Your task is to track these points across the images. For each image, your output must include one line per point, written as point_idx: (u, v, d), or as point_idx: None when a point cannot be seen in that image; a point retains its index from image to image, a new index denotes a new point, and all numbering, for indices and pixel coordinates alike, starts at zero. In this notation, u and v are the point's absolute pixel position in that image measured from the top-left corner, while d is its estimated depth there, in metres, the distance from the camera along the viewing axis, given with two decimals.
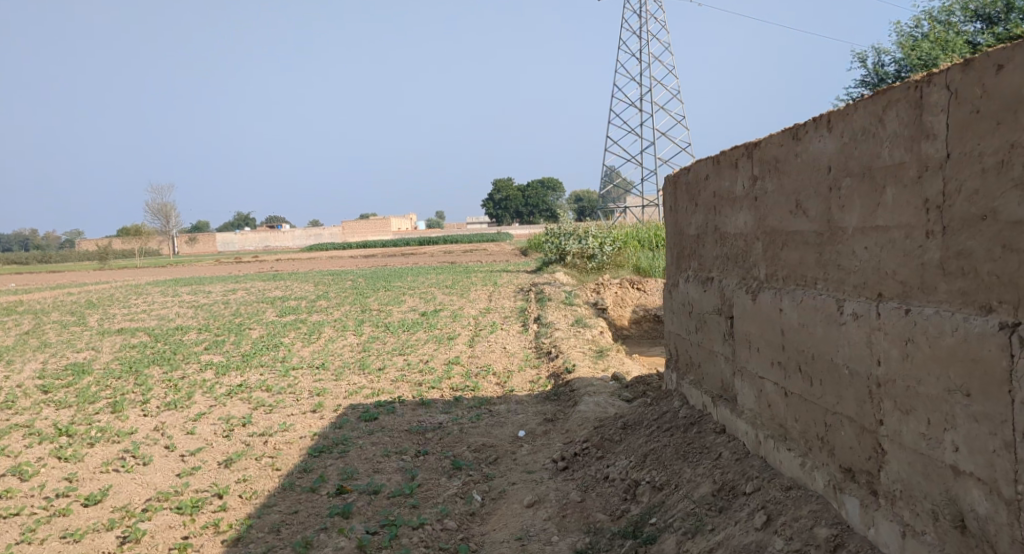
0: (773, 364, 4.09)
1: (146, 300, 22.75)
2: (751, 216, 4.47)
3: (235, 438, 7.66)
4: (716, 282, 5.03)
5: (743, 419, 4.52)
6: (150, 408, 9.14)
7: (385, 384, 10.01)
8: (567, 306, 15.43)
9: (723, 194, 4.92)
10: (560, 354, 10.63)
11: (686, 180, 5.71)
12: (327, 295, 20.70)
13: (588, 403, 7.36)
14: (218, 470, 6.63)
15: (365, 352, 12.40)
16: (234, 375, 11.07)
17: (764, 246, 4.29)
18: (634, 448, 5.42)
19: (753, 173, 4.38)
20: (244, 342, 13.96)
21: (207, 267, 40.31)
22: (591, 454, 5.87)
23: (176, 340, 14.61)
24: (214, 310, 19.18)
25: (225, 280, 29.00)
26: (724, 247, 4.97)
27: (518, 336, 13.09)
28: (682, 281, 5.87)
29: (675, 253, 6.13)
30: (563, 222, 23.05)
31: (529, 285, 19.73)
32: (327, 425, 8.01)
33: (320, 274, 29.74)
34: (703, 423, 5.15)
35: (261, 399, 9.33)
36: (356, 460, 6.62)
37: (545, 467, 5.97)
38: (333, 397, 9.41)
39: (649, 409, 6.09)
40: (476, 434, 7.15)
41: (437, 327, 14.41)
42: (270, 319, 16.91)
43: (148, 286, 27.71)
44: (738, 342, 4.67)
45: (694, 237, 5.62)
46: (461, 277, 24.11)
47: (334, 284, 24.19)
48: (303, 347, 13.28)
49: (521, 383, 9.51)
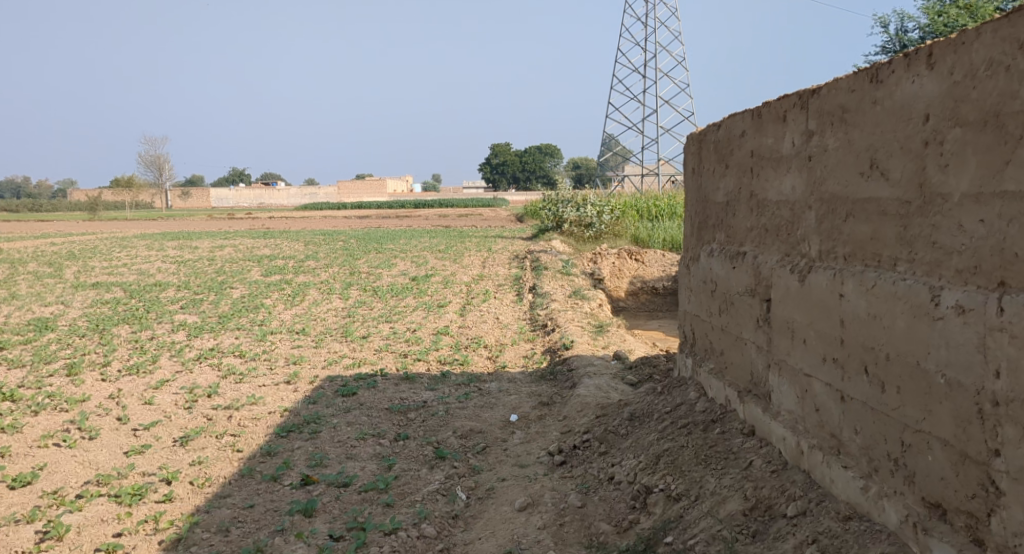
0: (825, 361, 3.33)
1: (129, 253, 21.90)
2: (803, 180, 3.69)
3: (197, 411, 6.91)
4: (751, 258, 4.28)
5: (779, 422, 3.79)
6: (110, 373, 8.38)
7: (367, 355, 9.25)
8: (564, 275, 14.66)
9: (764, 154, 4.14)
10: (556, 328, 9.90)
11: (715, 138, 4.94)
12: (316, 256, 19.89)
13: (588, 386, 6.62)
14: (172, 449, 5.88)
15: (350, 318, 11.63)
16: (206, 338, 10.30)
17: (819, 216, 3.52)
18: (644, 445, 4.71)
19: (809, 128, 3.60)
20: (223, 302, 13.16)
21: (197, 222, 39.31)
22: (594, 448, 5.16)
23: (151, 297, 13.81)
24: (197, 266, 18.36)
25: (213, 236, 28.12)
26: (762, 218, 4.21)
27: (512, 306, 12.35)
28: (704, 254, 5.13)
29: (696, 222, 5.38)
30: (562, 188, 22.22)
31: (524, 252, 18.95)
32: (300, 399, 7.27)
33: (310, 233, 28.91)
34: (726, 421, 4.44)
35: (232, 367, 8.58)
36: (327, 443, 5.90)
37: (539, 461, 5.27)
38: (310, 367, 8.66)
39: (660, 400, 5.38)
40: (463, 417, 6.42)
41: (427, 294, 13.63)
42: (253, 278, 16.09)
43: (133, 239, 26.80)
44: (776, 330, 3.94)
45: (723, 205, 4.85)
46: (454, 241, 23.31)
47: (324, 244, 23.38)
48: (285, 309, 12.52)
49: (515, 359, 8.78)
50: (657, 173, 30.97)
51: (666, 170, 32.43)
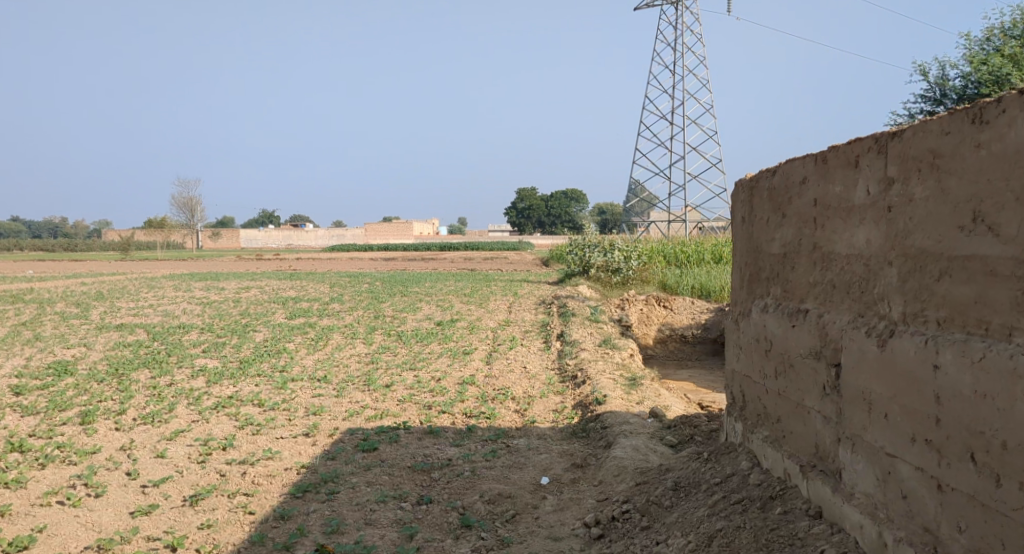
0: (914, 441, 2.95)
1: (156, 293, 21.80)
2: (880, 233, 3.29)
3: (209, 466, 6.52)
4: (815, 317, 3.88)
5: (854, 506, 3.42)
6: (124, 422, 8.03)
7: (390, 406, 8.83)
8: (592, 323, 14.22)
9: (830, 203, 3.75)
10: (587, 380, 9.43)
11: (769, 184, 4.55)
12: (341, 298, 19.62)
13: (625, 447, 6.17)
14: (181, 510, 5.49)
15: (372, 365, 11.24)
16: (225, 385, 9.94)
17: (900, 274, 3.13)
18: (693, 522, 4.29)
19: (887, 175, 3.21)
20: (245, 346, 12.85)
21: (224, 263, 39.41)
22: (634, 522, 4.74)
23: (173, 340, 13.53)
24: (222, 308, 18.13)
25: (239, 277, 28.01)
26: (828, 272, 3.81)
27: (540, 354, 11.93)
28: (756, 308, 4.71)
29: (747, 274, 4.97)
30: (588, 233, 21.86)
31: (551, 297, 18.56)
32: (318, 454, 6.88)
33: (336, 275, 28.76)
34: (787, 499, 4.04)
35: (250, 416, 8.21)
36: (344, 506, 5.49)
37: (574, 534, 4.84)
38: (330, 418, 8.26)
39: (708, 469, 4.95)
40: (490, 479, 5.98)
41: (452, 340, 13.23)
42: (277, 321, 15.81)
43: (161, 280, 26.75)
44: (847, 401, 3.55)
45: (779, 257, 4.43)
46: (480, 285, 22.96)
47: (349, 287, 23.13)
48: (307, 355, 12.18)
49: (544, 412, 8.33)
50: (683, 219, 30.61)
51: (693, 216, 32.09)
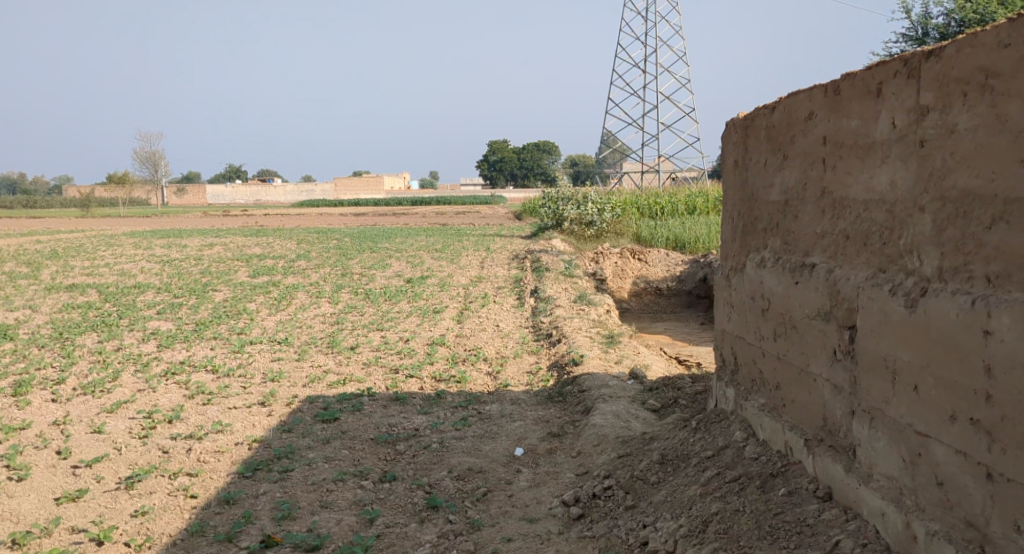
0: (953, 420, 2.53)
1: (114, 252, 20.91)
2: (906, 174, 2.80)
3: (151, 442, 5.97)
4: (824, 272, 3.39)
5: (874, 490, 3.00)
6: (61, 393, 7.41)
7: (354, 370, 8.29)
8: (567, 277, 13.72)
9: (844, 139, 3.22)
10: (563, 339, 8.95)
11: (768, 121, 4.00)
12: (307, 255, 18.89)
13: (605, 414, 5.70)
14: (114, 494, 4.97)
15: (337, 326, 10.66)
16: (178, 350, 9.32)
17: (935, 223, 2.65)
18: (684, 503, 3.85)
19: (918, 104, 2.70)
20: (202, 307, 12.19)
21: (187, 219, 38.23)
22: (617, 499, 4.31)
23: (126, 301, 12.82)
24: (182, 267, 17.35)
25: (202, 234, 27.06)
26: (840, 222, 3.31)
27: (512, 311, 11.43)
28: (751, 263, 4.22)
29: (741, 225, 4.45)
30: (561, 186, 21.25)
31: (524, 251, 18.02)
32: (273, 426, 6.35)
33: (304, 231, 27.90)
34: (790, 477, 3.60)
35: (201, 384, 7.63)
36: (297, 487, 4.98)
37: (552, 514, 4.39)
38: (289, 385, 7.71)
39: (697, 441, 4.49)
40: (459, 452, 5.50)
41: (422, 298, 12.67)
42: (239, 279, 15.12)
43: (121, 237, 25.77)
44: (864, 369, 3.08)
45: (779, 205, 3.92)
46: (452, 240, 22.30)
47: (317, 243, 22.35)
48: (268, 315, 11.56)
49: (518, 375, 7.86)
50: (656, 169, 30.10)
51: (666, 168, 31.64)
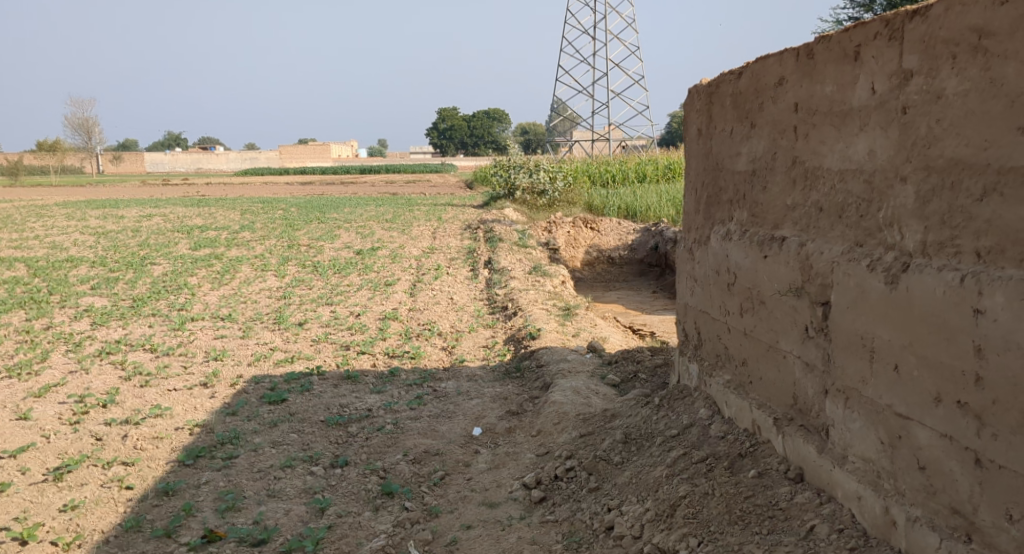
0: (938, 402, 2.42)
1: (46, 223, 20.06)
2: (886, 143, 2.65)
3: (83, 429, 5.66)
4: (796, 246, 3.24)
5: (849, 473, 2.89)
6: None
7: (303, 347, 8.02)
8: (521, 248, 13.53)
9: (817, 106, 3.06)
10: (518, 312, 8.78)
11: (733, 87, 3.83)
12: (252, 226, 18.35)
13: (564, 390, 5.55)
14: (41, 488, 4.71)
15: (284, 301, 10.33)
16: (114, 328, 8.91)
17: (919, 195, 2.51)
18: (650, 485, 3.71)
19: (900, 67, 2.55)
20: (141, 281, 11.72)
21: (125, 189, 36.97)
22: (579, 481, 4.16)
23: (59, 276, 12.27)
24: (119, 239, 16.70)
25: (141, 203, 26.16)
26: (813, 194, 3.16)
27: (465, 283, 11.22)
28: (716, 235, 4.06)
29: (704, 195, 4.29)
30: (512, 154, 20.97)
31: (476, 221, 17.75)
32: (217, 409, 6.07)
33: (248, 201, 27.17)
34: (759, 457, 3.48)
35: (139, 365, 7.29)
36: (243, 475, 4.75)
37: (512, 498, 4.22)
38: (233, 364, 7.42)
39: (660, 418, 4.35)
40: (414, 433, 5.30)
41: (372, 270, 12.37)
42: (179, 252, 14.61)
43: (54, 207, 24.77)
44: (839, 347, 2.95)
45: (746, 175, 3.76)
46: (402, 210, 21.91)
47: (262, 214, 21.76)
48: (211, 290, 11.16)
49: (474, 349, 7.67)
50: (607, 137, 29.98)
51: (617, 135, 31.55)
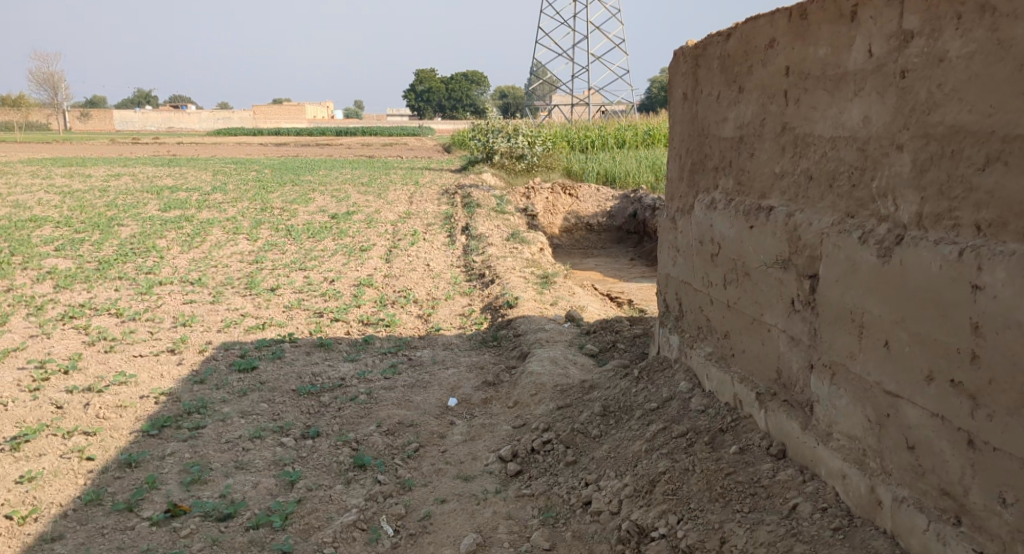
0: (930, 380, 2.33)
1: (11, 181, 19.54)
2: (882, 109, 2.54)
3: (44, 396, 5.48)
4: (783, 215, 3.13)
5: (834, 450, 2.80)
6: None
7: (275, 314, 7.85)
8: (498, 213, 13.36)
9: (809, 69, 2.93)
10: (495, 280, 8.66)
11: (721, 49, 3.68)
12: (225, 188, 17.99)
13: (541, 360, 5.44)
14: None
15: (256, 265, 10.12)
16: (79, 291, 8.68)
17: (916, 164, 2.41)
18: (628, 460, 3.63)
19: (900, 28, 2.43)
20: (108, 243, 11.43)
21: (95, 147, 36.16)
22: (556, 454, 4.07)
23: (23, 236, 11.94)
24: (87, 199, 16.29)
25: (111, 162, 25.56)
26: (803, 162, 3.04)
27: (442, 249, 11.06)
28: (700, 204, 3.94)
29: (689, 162, 4.16)
30: (491, 118, 20.68)
31: (454, 186, 17.52)
32: (185, 377, 5.91)
33: (220, 161, 26.67)
34: (740, 433, 3.39)
35: (104, 330, 7.09)
36: (210, 447, 4.62)
37: (487, 471, 4.12)
38: (202, 330, 7.24)
39: (640, 390, 4.25)
40: (388, 404, 5.18)
41: (347, 235, 12.15)
42: (148, 213, 14.27)
43: (21, 165, 24.14)
44: (826, 321, 2.86)
45: (733, 141, 3.63)
46: (379, 173, 21.59)
47: (235, 175, 21.36)
48: (181, 253, 10.91)
49: (449, 317, 7.54)
50: (586, 102, 29.72)
51: (597, 100, 31.29)
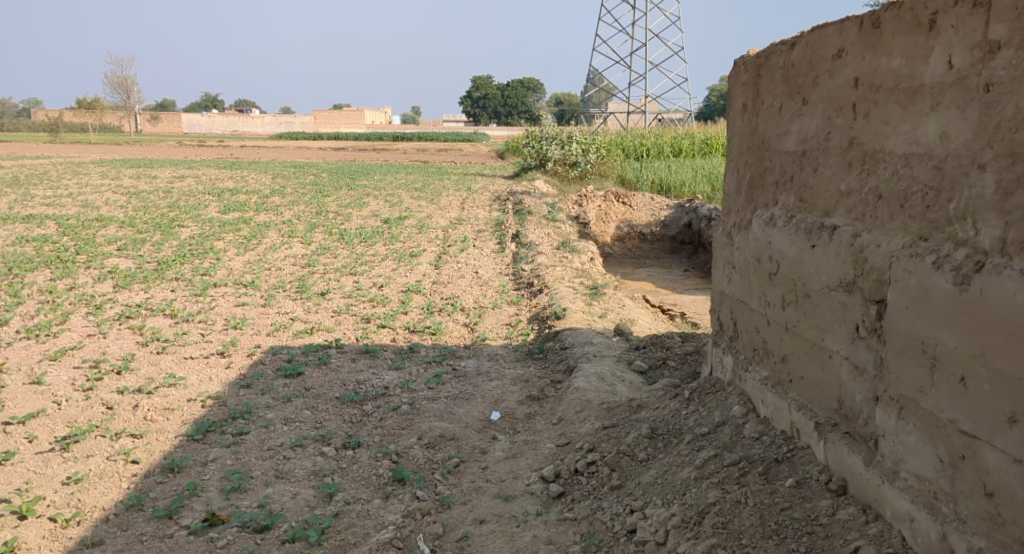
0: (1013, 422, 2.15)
1: (80, 181, 20.07)
2: (963, 125, 2.37)
3: (95, 396, 5.52)
4: (848, 235, 2.94)
5: (900, 491, 2.61)
6: (4, 336, 6.91)
7: (323, 318, 7.83)
8: (550, 221, 13.22)
9: (880, 82, 2.76)
10: (544, 289, 8.52)
11: (784, 59, 3.51)
12: (282, 191, 18.20)
13: (588, 376, 5.29)
14: (46, 458, 4.57)
15: (309, 269, 10.15)
16: (136, 291, 8.79)
17: (1002, 185, 2.24)
18: (677, 488, 3.46)
19: (986, 38, 2.28)
20: (167, 244, 11.61)
21: (162, 149, 37.08)
22: (600, 477, 3.91)
23: (87, 235, 12.20)
24: (150, 199, 16.63)
25: (175, 164, 26.13)
26: (871, 179, 2.86)
27: (492, 257, 10.97)
28: (758, 220, 3.76)
29: (747, 176, 3.98)
30: (545, 125, 20.56)
31: (507, 192, 17.45)
32: (232, 380, 5.90)
33: (280, 165, 27.04)
34: (797, 464, 3.20)
35: (157, 331, 7.14)
36: (251, 454, 4.57)
37: (529, 491, 3.99)
38: (252, 333, 7.25)
39: (690, 413, 4.07)
40: (431, 415, 5.08)
41: (399, 240, 12.14)
42: (208, 215, 14.48)
43: (91, 165, 24.84)
44: (893, 351, 2.66)
45: (794, 155, 3.45)
46: (433, 179, 21.64)
47: (293, 178, 21.62)
48: (236, 255, 11.02)
49: (497, 327, 7.43)
50: (642, 110, 29.41)
51: (653, 108, 30.94)
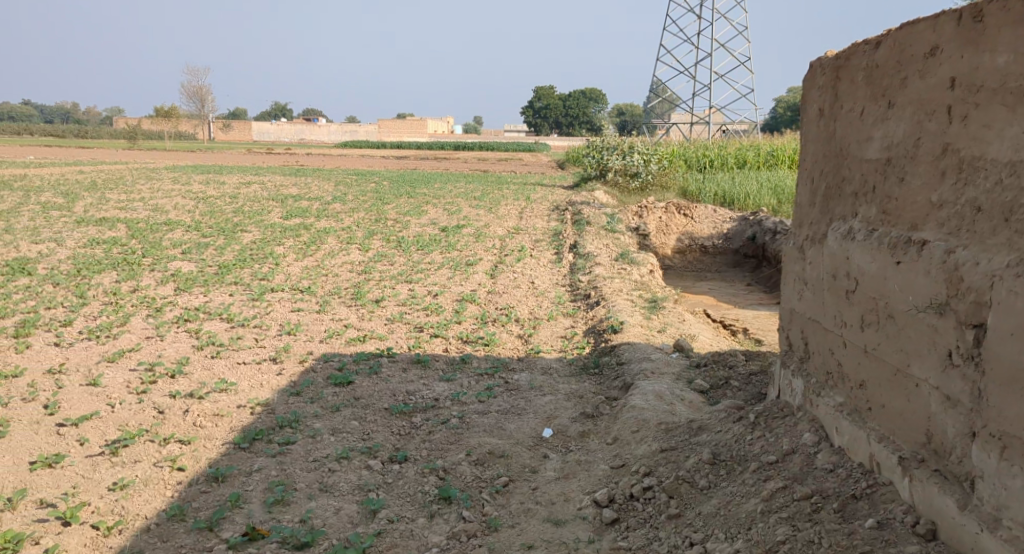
0: None
1: (151, 186, 20.51)
2: None
3: (148, 399, 5.48)
4: (941, 250, 2.66)
5: None
6: (64, 337, 6.97)
7: (376, 326, 7.72)
8: (609, 232, 12.95)
9: (985, 82, 2.49)
10: (602, 302, 8.27)
11: (867, 59, 3.24)
12: (344, 198, 18.29)
13: (646, 394, 5.03)
14: (95, 462, 4.52)
15: (365, 276, 10.09)
16: (195, 295, 8.82)
17: None
18: (742, 521, 3.19)
19: None
20: (229, 248, 11.71)
21: (230, 156, 37.85)
22: (657, 503, 3.66)
23: (153, 239, 12.37)
24: (216, 205, 16.87)
25: (241, 171, 26.58)
26: (969, 190, 2.58)
27: (549, 267, 10.75)
28: (835, 234, 3.48)
29: (822, 186, 3.70)
30: (606, 135, 20.28)
31: (566, 202, 17.21)
32: (282, 387, 5.80)
33: (343, 172, 27.32)
34: (878, 502, 2.91)
35: (212, 335, 7.12)
36: (296, 465, 4.44)
37: (581, 516, 3.76)
38: (305, 339, 7.17)
39: (756, 439, 3.80)
40: (481, 430, 4.89)
41: (456, 248, 12.02)
42: (270, 220, 14.60)
43: (162, 171, 25.45)
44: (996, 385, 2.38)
45: (877, 163, 3.17)
46: (493, 188, 21.53)
47: (355, 186, 21.76)
48: (295, 261, 11.03)
49: (551, 339, 7.21)
50: (707, 120, 28.88)
51: (717, 118, 30.34)
